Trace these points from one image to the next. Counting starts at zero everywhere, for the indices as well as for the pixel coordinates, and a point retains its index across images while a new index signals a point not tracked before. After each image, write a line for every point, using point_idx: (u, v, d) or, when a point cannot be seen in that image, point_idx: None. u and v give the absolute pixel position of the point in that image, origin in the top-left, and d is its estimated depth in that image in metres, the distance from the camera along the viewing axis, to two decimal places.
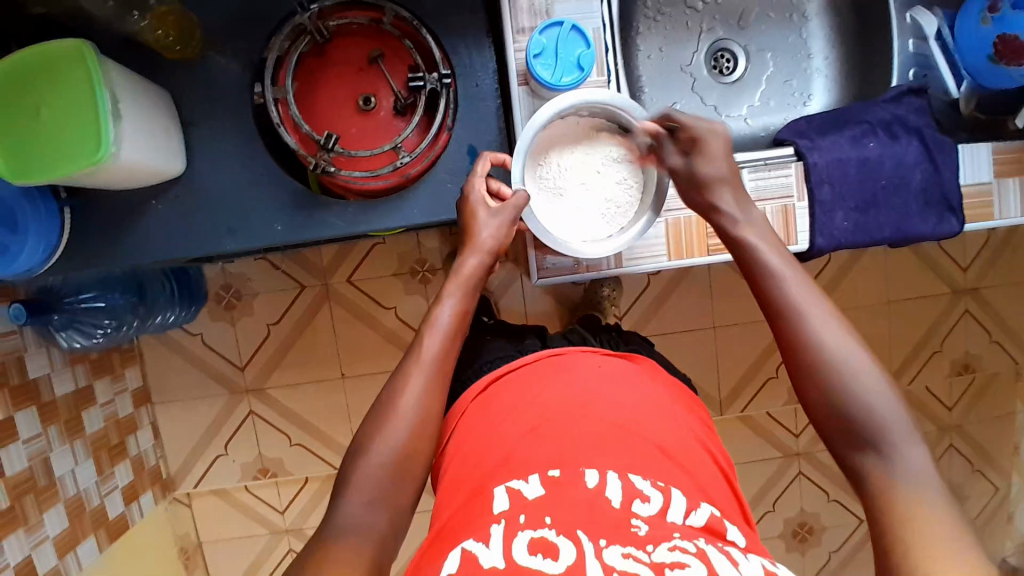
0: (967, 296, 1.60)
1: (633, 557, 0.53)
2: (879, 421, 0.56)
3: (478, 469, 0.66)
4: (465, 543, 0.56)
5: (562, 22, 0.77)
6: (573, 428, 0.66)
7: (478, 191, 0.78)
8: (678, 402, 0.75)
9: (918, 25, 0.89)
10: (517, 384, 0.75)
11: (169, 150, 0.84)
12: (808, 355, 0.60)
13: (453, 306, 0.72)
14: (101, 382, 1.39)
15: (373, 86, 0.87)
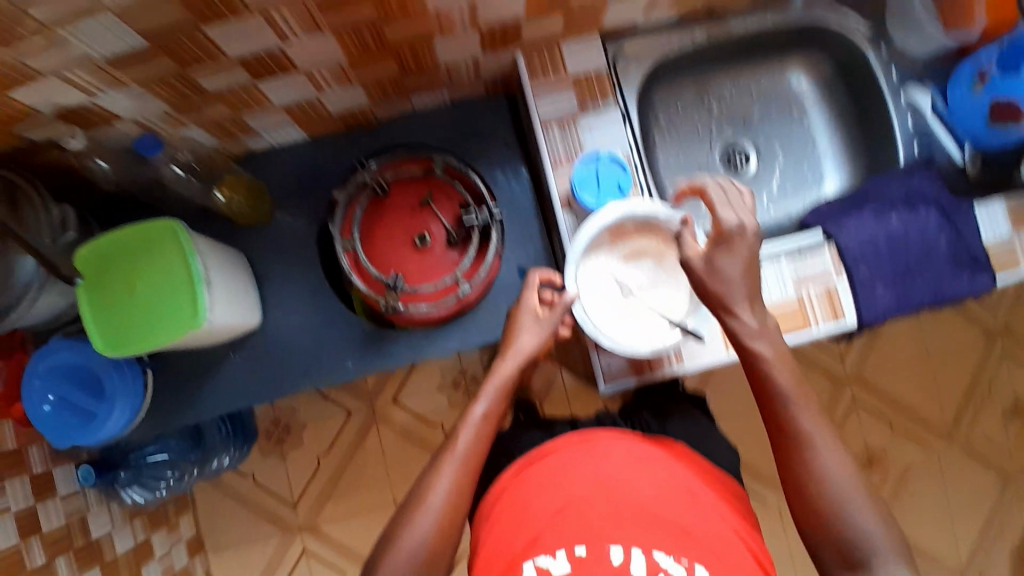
0: (1001, 337, 1.61)
1: None
2: (867, 543, 0.64)
3: (511, 544, 0.67)
4: None
5: (600, 154, 0.85)
6: (605, 511, 0.67)
7: (529, 303, 0.80)
8: (710, 482, 0.74)
9: (914, 102, 0.97)
10: (547, 469, 0.73)
11: (247, 305, 0.89)
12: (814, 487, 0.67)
13: (486, 408, 0.75)
14: (159, 534, 1.36)
15: (428, 224, 0.94)
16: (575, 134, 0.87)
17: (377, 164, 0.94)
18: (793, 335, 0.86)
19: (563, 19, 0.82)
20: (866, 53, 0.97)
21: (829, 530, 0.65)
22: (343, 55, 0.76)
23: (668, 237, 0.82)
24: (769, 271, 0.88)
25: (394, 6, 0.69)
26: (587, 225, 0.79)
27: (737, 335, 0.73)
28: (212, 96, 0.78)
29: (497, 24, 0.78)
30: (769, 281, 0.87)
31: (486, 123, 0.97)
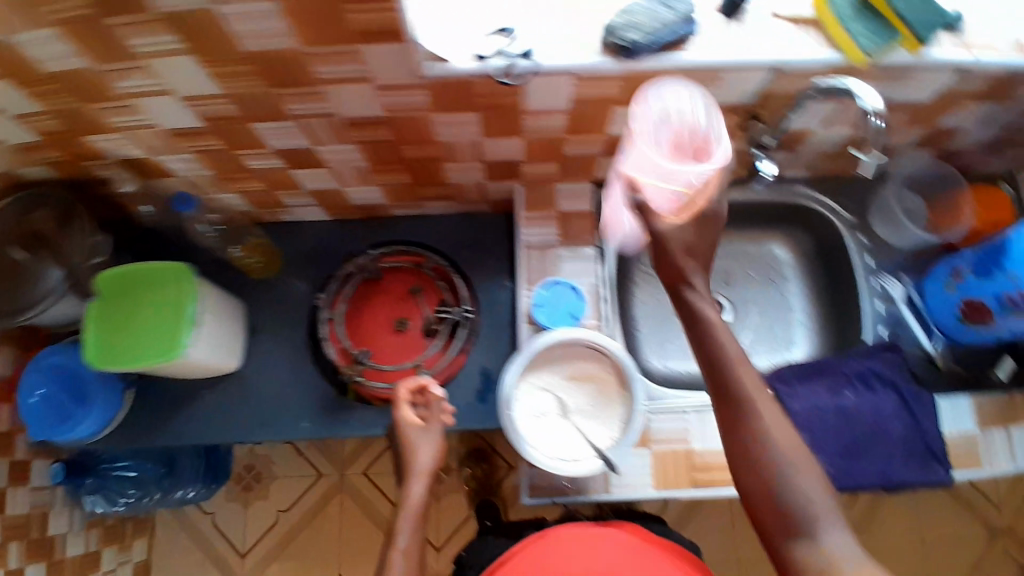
0: (1003, 537, 1.54)
1: None
2: (809, 510, 0.60)
3: None
4: None
5: (560, 283, 0.94)
6: None
7: (410, 413, 0.84)
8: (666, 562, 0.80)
9: (884, 289, 0.99)
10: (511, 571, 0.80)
11: (230, 350, 0.99)
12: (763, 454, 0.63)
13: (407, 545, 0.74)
14: (109, 550, 1.41)
15: (407, 312, 1.04)
16: (552, 262, 0.98)
17: (376, 252, 1.06)
18: (724, 487, 0.89)
19: (559, 164, 0.95)
20: (845, 240, 1.00)
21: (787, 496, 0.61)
22: (365, 160, 0.90)
23: (614, 368, 0.89)
24: (713, 419, 0.91)
25: (409, 134, 0.84)
26: (535, 342, 0.88)
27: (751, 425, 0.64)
28: (253, 173, 0.94)
29: (502, 159, 0.92)
30: (710, 429, 0.91)
31: (485, 235, 1.08)
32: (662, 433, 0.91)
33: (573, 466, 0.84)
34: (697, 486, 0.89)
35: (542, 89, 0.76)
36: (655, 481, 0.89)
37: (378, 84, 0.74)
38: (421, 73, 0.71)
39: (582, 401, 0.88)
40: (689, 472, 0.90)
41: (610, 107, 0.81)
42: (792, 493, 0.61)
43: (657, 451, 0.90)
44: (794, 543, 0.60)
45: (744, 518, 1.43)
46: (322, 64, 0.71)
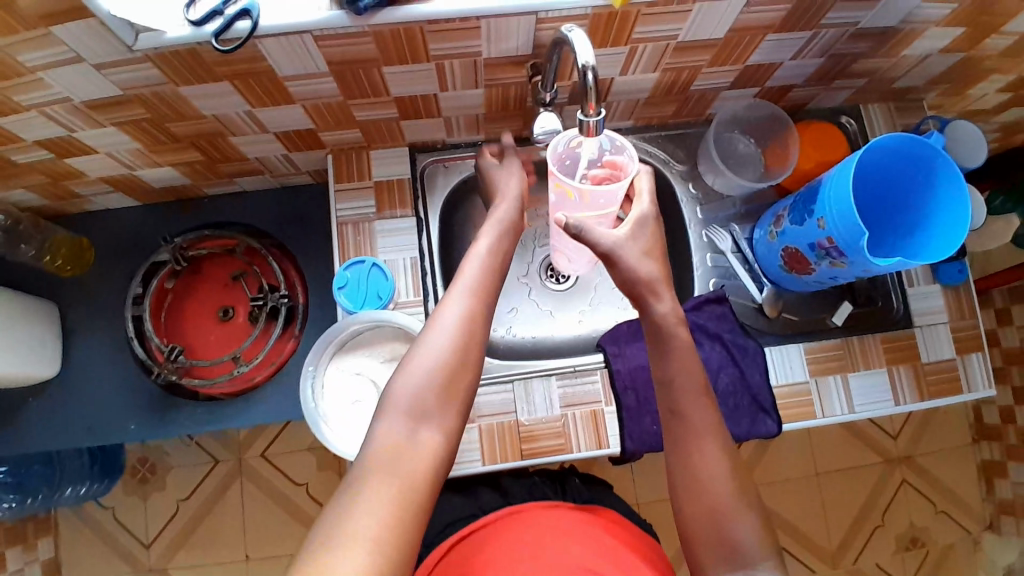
0: (902, 465, 1.56)
1: None
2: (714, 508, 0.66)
3: None
4: None
5: (364, 261, 0.89)
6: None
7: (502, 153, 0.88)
8: (621, 545, 0.79)
9: (715, 242, 1.00)
10: (487, 538, 0.80)
11: (43, 357, 0.96)
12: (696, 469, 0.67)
13: (431, 373, 0.63)
14: (11, 552, 1.38)
15: (228, 302, 1.01)
16: (368, 235, 0.91)
17: (183, 240, 1.00)
18: (551, 456, 0.88)
19: (361, 130, 0.88)
20: (674, 189, 1.01)
21: (694, 491, 0.66)
22: (137, 143, 0.84)
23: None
24: (538, 387, 0.90)
25: (167, 110, 0.77)
26: (335, 326, 0.85)
27: (660, 321, 0.71)
28: (26, 168, 0.86)
29: (288, 128, 0.85)
30: (535, 398, 0.89)
31: (311, 212, 1.03)
32: (489, 407, 0.89)
33: None
34: (525, 457, 0.88)
35: (282, 52, 0.69)
36: (482, 455, 0.87)
37: (93, 61, 0.67)
38: (131, 45, 0.64)
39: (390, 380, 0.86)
40: (516, 444, 0.88)
41: (376, 68, 0.74)
42: (712, 488, 0.66)
43: (483, 425, 0.88)
44: (704, 531, 0.65)
45: (645, 469, 1.41)
46: (22, 50, 0.64)
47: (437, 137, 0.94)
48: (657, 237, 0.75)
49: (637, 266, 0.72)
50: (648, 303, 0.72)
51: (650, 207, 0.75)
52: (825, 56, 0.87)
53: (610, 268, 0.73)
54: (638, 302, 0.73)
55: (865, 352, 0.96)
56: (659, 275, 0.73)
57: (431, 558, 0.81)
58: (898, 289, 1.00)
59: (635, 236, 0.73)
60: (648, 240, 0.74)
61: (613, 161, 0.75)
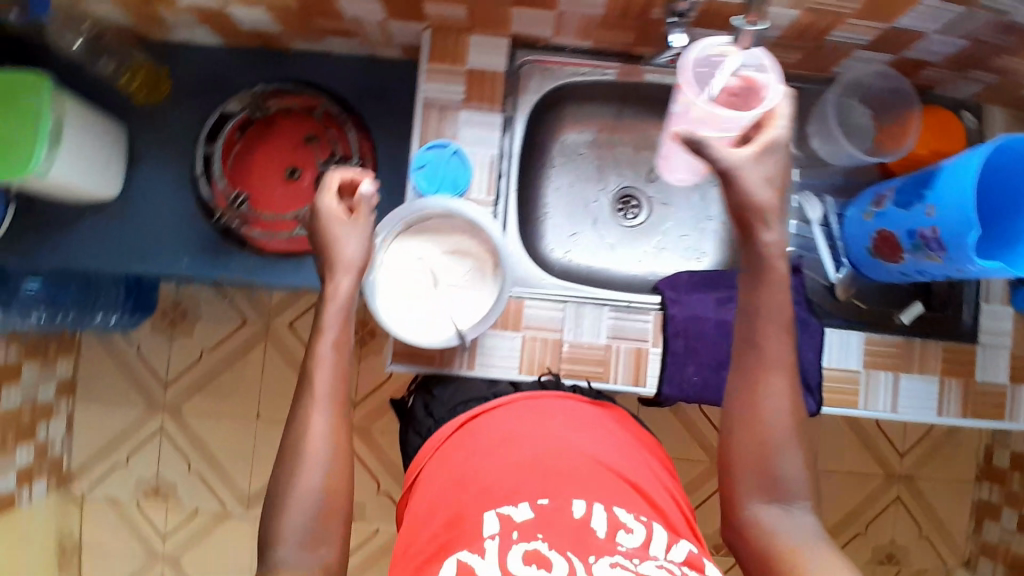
0: (900, 483, 1.55)
1: (620, 565, 0.61)
2: (767, 453, 0.68)
3: (446, 489, 0.72)
4: (459, 554, 0.64)
5: (447, 145, 0.85)
6: (531, 466, 0.71)
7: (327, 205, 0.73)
8: (633, 442, 0.80)
9: (804, 209, 0.96)
10: (491, 420, 0.79)
11: (107, 178, 0.96)
12: (755, 416, 0.68)
13: (320, 458, 0.68)
14: (30, 365, 1.42)
15: (299, 161, 0.99)
16: (450, 122, 0.87)
17: (264, 88, 0.97)
18: (587, 381, 0.88)
19: (468, 9, 0.82)
20: None
21: (752, 425, 0.68)
22: None
23: (490, 246, 0.84)
24: (589, 313, 0.88)
25: None
26: (407, 206, 0.82)
27: (761, 253, 0.68)
28: None
29: None
30: (584, 322, 0.88)
31: (394, 90, 1.00)
32: (536, 320, 0.88)
33: (426, 337, 0.81)
34: (562, 376, 0.88)
35: None
36: (521, 363, 0.88)
37: None
38: None
39: (449, 271, 0.84)
40: (557, 360, 0.88)
41: None
42: (774, 422, 0.68)
43: (528, 335, 0.88)
44: (763, 482, 0.68)
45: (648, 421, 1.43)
46: None
47: (543, 35, 0.89)
48: (786, 168, 0.68)
49: (756, 198, 0.67)
50: (757, 231, 0.68)
51: (784, 134, 0.67)
52: (975, 37, 0.80)
53: (725, 188, 0.67)
54: (744, 232, 0.69)
55: (924, 357, 0.93)
56: (777, 207, 0.68)
57: (438, 436, 0.81)
58: (972, 302, 0.96)
59: (761, 157, 0.67)
60: (775, 168, 0.67)
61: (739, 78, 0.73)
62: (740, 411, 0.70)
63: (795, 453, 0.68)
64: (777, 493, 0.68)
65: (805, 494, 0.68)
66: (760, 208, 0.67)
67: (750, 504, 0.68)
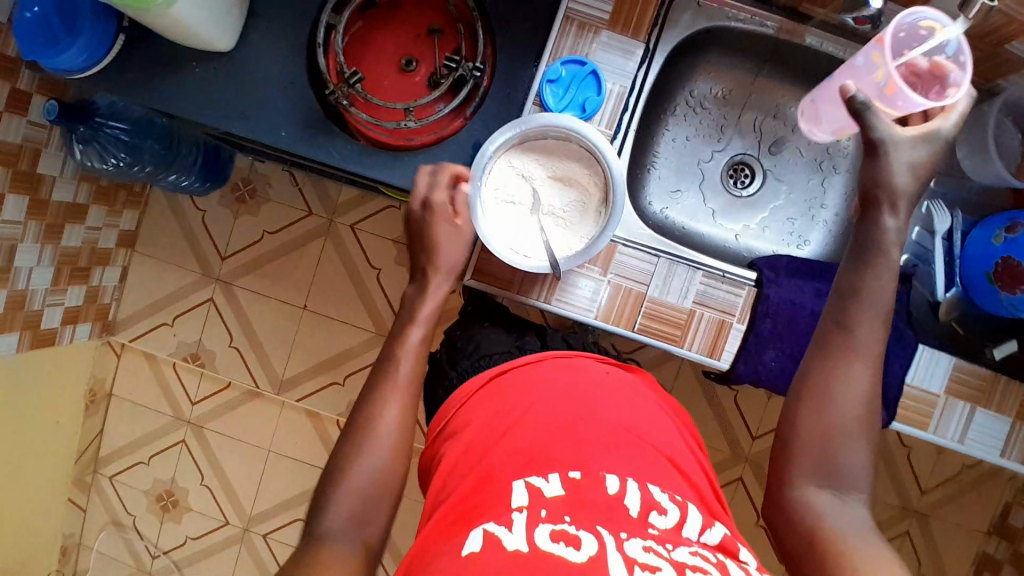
0: (914, 518, 1.47)
1: (653, 551, 0.54)
2: (831, 436, 0.61)
3: (472, 453, 0.66)
4: (486, 525, 0.55)
5: (585, 63, 0.83)
6: (563, 431, 0.65)
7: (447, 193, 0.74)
8: (668, 416, 0.74)
9: (931, 218, 0.94)
10: (524, 378, 0.73)
11: (224, 29, 0.92)
12: (824, 396, 0.62)
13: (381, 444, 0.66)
14: (97, 208, 1.34)
15: (419, 52, 0.96)
16: (586, 43, 0.84)
17: None
18: (661, 341, 0.86)
19: None
20: None
21: (817, 406, 0.62)
22: None
23: (602, 179, 0.81)
24: (680, 274, 0.85)
25: None
26: (527, 117, 0.78)
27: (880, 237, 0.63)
28: None
29: None
30: (673, 282, 0.85)
31: None
32: (624, 269, 0.85)
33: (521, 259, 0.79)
34: (636, 330, 0.86)
35: None
36: (599, 309, 0.85)
37: None
38: None
39: (552, 195, 0.81)
40: (635, 315, 0.85)
41: None
42: (849, 404, 0.61)
43: (614, 283, 0.85)
44: (818, 469, 0.60)
45: (687, 401, 1.39)
46: None
47: None
48: (939, 160, 0.63)
49: (892, 177, 0.63)
50: (880, 215, 0.63)
51: (950, 130, 0.64)
52: None
53: (865, 159, 0.64)
54: (864, 212, 0.64)
55: (1004, 395, 0.89)
56: (913, 194, 0.63)
57: (464, 390, 0.75)
58: None
59: (915, 143, 0.63)
60: (925, 156, 0.63)
61: (941, 64, 0.68)
62: (807, 386, 0.63)
63: (860, 440, 0.61)
64: (833, 479, 0.60)
65: (863, 486, 0.60)
66: (893, 189, 0.63)
67: (799, 483, 0.61)
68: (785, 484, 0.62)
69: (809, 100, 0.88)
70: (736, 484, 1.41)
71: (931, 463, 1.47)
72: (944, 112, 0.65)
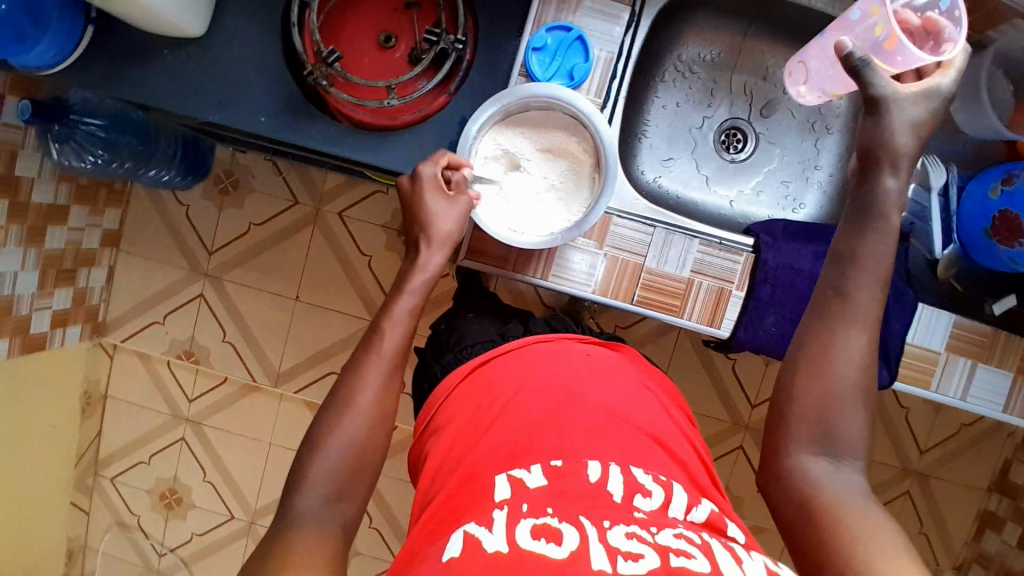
0: (914, 478, 1.49)
1: (636, 537, 0.51)
2: (825, 406, 0.60)
3: (456, 450, 0.66)
4: (467, 528, 0.53)
5: (571, 29, 0.81)
6: (546, 420, 0.65)
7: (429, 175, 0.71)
8: (656, 394, 0.73)
9: (927, 174, 0.92)
10: (505, 369, 0.72)
11: (196, 12, 0.88)
12: (816, 365, 0.60)
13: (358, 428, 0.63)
14: (78, 208, 1.31)
15: (398, 28, 0.93)
16: (571, 9, 0.82)
17: None
18: (660, 312, 0.85)
19: None
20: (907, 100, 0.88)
21: (809, 376, 0.60)
22: None
23: (592, 142, 0.78)
24: (678, 243, 0.84)
25: None
26: (506, 93, 0.76)
27: (875, 199, 0.62)
28: None
29: None
30: (670, 252, 0.84)
31: None
32: (620, 240, 0.84)
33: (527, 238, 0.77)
34: (635, 302, 0.84)
35: None
36: (597, 283, 0.84)
37: None
38: None
39: (545, 168, 0.80)
40: (633, 287, 0.84)
41: None
42: (847, 370, 0.60)
43: (611, 255, 0.84)
44: (816, 440, 0.59)
45: (685, 373, 1.39)
46: None
47: None
48: (939, 118, 0.62)
49: (892, 135, 0.61)
50: (881, 176, 0.62)
51: (949, 86, 0.62)
52: None
53: (868, 119, 0.62)
54: (864, 172, 0.63)
55: (1007, 349, 0.88)
56: (911, 153, 0.62)
57: (445, 384, 0.74)
58: None
59: (917, 102, 0.62)
60: (926, 112, 0.61)
61: (935, 20, 0.67)
62: (799, 356, 0.61)
63: (856, 405, 0.60)
64: (832, 448, 0.59)
65: (858, 454, 0.59)
66: (893, 147, 0.61)
67: (793, 453, 0.60)
68: (780, 453, 0.61)
69: (798, 60, 0.87)
70: (739, 453, 1.41)
71: (930, 422, 1.48)
72: (941, 68, 0.64)
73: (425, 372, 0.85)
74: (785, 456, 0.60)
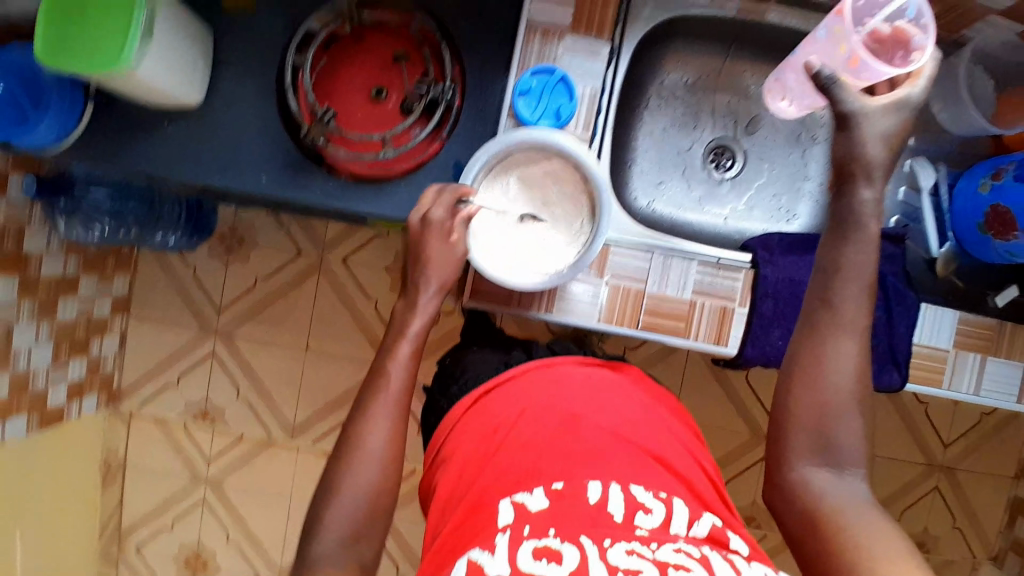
0: (940, 472, 1.47)
1: (636, 554, 0.53)
2: (827, 415, 0.60)
3: (464, 478, 0.67)
4: (472, 553, 0.55)
5: (555, 71, 0.84)
6: (548, 441, 0.65)
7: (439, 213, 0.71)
8: (659, 410, 0.74)
9: (915, 175, 0.96)
10: (508, 393, 0.73)
11: (193, 84, 0.92)
12: (815, 375, 0.61)
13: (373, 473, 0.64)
14: (88, 277, 1.33)
15: (389, 81, 0.94)
16: (552, 51, 0.85)
17: None
18: (666, 335, 0.86)
19: None
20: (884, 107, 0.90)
21: (808, 386, 0.61)
22: None
23: (581, 175, 0.81)
24: (677, 266, 0.86)
25: None
26: (491, 143, 0.78)
27: (857, 209, 0.63)
28: None
29: None
30: (670, 274, 0.86)
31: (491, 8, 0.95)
32: (620, 268, 0.85)
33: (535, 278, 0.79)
34: (640, 327, 0.86)
35: None
36: (601, 312, 0.85)
37: None
38: None
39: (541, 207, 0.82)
40: (636, 313, 0.85)
41: None
42: (850, 377, 0.61)
43: (613, 284, 0.85)
44: (822, 448, 0.60)
45: (699, 388, 1.39)
46: None
47: None
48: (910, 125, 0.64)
49: (865, 149, 0.63)
50: (857, 187, 0.64)
51: (920, 95, 0.65)
52: None
53: (839, 133, 0.65)
54: (843, 185, 0.65)
55: (1012, 341, 0.89)
56: (889, 164, 0.64)
57: (453, 412, 0.75)
58: None
59: (887, 113, 0.64)
60: (897, 124, 0.64)
61: (903, 30, 0.68)
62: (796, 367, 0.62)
63: (854, 411, 0.60)
64: (841, 456, 0.60)
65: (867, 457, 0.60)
66: (867, 160, 0.63)
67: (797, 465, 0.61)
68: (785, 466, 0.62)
69: (775, 78, 0.90)
70: (760, 463, 1.40)
71: (949, 415, 1.47)
72: (912, 77, 0.66)
73: (438, 411, 0.86)
74: (790, 468, 0.61)
